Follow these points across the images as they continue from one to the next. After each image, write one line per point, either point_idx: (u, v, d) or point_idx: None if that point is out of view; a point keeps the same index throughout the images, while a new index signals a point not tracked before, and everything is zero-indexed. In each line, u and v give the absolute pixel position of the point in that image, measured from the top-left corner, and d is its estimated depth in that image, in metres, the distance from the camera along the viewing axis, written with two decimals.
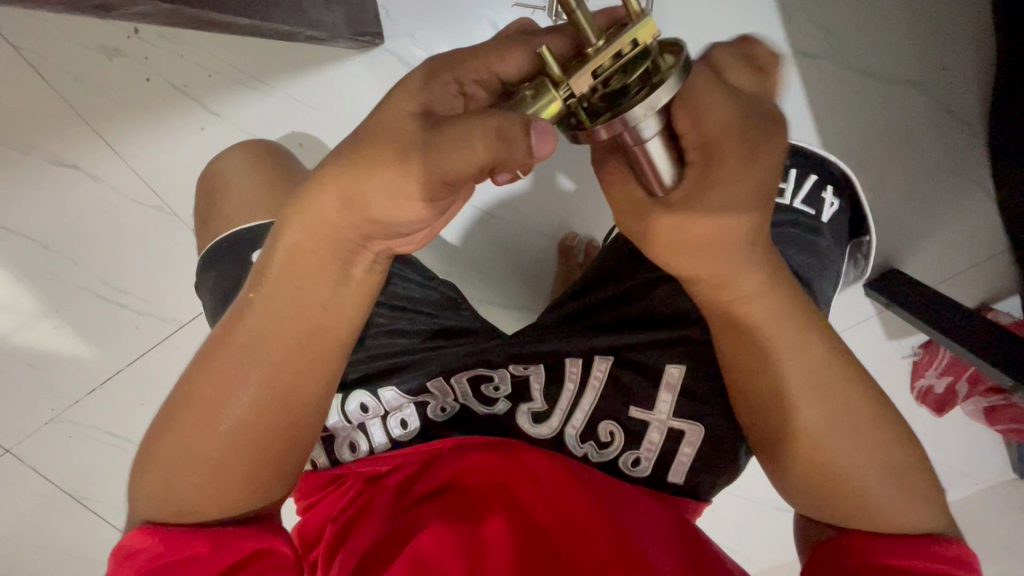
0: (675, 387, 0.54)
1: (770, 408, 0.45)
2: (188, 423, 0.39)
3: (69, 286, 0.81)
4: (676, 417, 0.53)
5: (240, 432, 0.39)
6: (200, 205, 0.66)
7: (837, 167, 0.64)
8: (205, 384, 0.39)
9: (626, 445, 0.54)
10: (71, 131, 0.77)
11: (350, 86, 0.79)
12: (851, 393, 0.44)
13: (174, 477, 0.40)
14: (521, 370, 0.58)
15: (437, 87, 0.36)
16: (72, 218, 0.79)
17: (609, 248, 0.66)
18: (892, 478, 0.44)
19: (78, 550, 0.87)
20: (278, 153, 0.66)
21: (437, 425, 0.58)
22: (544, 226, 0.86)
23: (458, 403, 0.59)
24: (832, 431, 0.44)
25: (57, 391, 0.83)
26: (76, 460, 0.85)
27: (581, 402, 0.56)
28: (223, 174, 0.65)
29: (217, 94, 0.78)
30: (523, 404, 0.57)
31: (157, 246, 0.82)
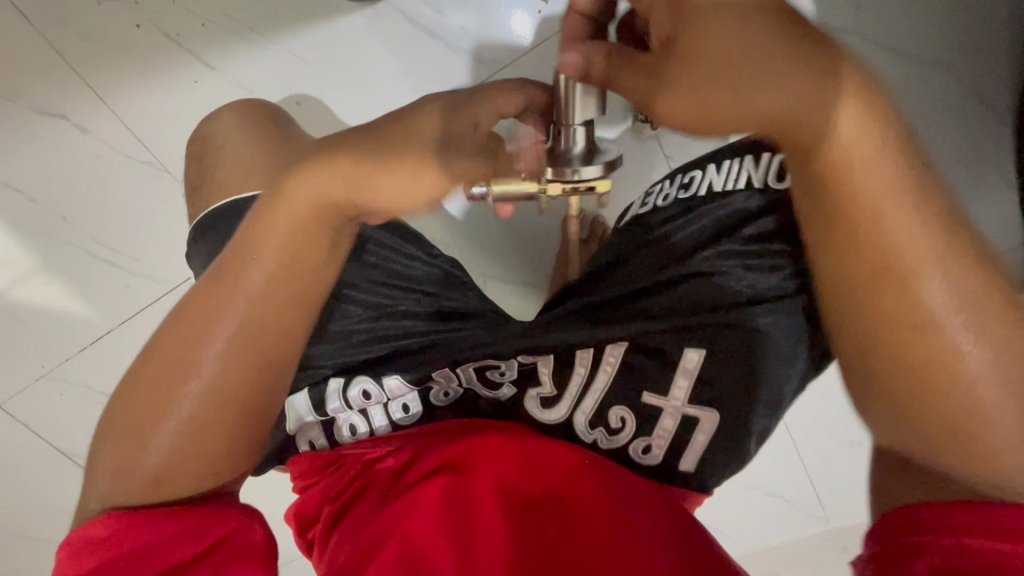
0: (692, 373, 0.51)
1: (899, 336, 0.36)
2: (152, 386, 0.42)
3: (59, 243, 0.79)
4: (690, 404, 0.52)
5: (213, 385, 0.42)
6: (193, 170, 0.64)
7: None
8: (172, 347, 0.42)
9: (637, 433, 0.54)
10: (60, 79, 0.73)
11: (352, 41, 0.74)
12: (972, 309, 0.35)
13: (145, 443, 0.41)
14: (529, 359, 0.55)
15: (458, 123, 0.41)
16: (59, 170, 0.76)
17: (622, 233, 0.63)
18: (1010, 389, 0.35)
19: (67, 504, 0.87)
20: (268, 110, 0.64)
21: (441, 410, 0.58)
22: (547, 201, 0.83)
23: (462, 388, 0.57)
24: (976, 373, 0.35)
25: (47, 347, 0.82)
26: (68, 416, 0.84)
27: (592, 386, 0.54)
28: (218, 138, 0.62)
29: (212, 46, 0.73)
30: (534, 389, 0.56)
31: (148, 204, 0.79)
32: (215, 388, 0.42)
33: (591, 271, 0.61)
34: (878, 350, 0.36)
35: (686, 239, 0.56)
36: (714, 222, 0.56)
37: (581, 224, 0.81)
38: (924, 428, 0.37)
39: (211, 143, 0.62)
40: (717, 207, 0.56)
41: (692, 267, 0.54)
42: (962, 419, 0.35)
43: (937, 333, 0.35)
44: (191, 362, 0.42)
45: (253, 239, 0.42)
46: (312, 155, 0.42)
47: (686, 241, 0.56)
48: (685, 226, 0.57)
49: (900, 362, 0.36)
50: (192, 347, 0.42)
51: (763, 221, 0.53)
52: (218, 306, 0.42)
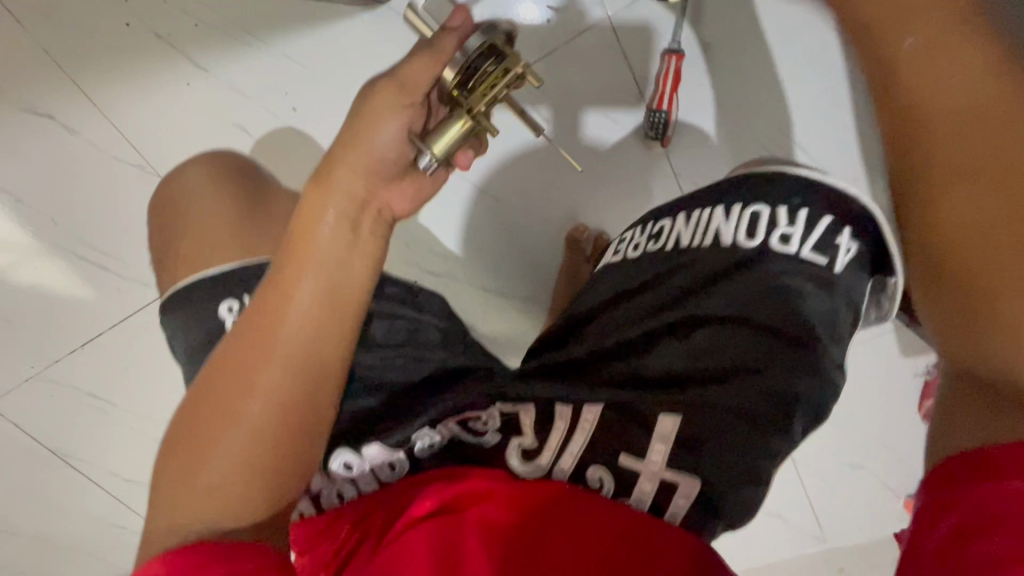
0: (668, 438, 0.49)
1: None
2: (204, 425, 0.40)
3: (47, 246, 0.77)
4: (668, 468, 0.49)
5: (275, 414, 0.40)
6: (155, 236, 0.60)
7: (863, 203, 0.52)
8: (226, 383, 0.40)
9: (615, 493, 0.50)
10: (47, 79, 0.70)
11: (349, 46, 0.71)
12: None
13: (201, 482, 0.39)
14: (510, 407, 0.52)
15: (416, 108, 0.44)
16: (47, 172, 0.74)
17: (596, 280, 0.61)
18: None
19: (57, 506, 0.86)
20: (238, 166, 0.61)
21: (426, 462, 0.53)
22: (549, 216, 0.80)
23: (447, 434, 0.53)
24: None
25: (36, 349, 0.80)
26: (58, 418, 0.82)
27: (571, 444, 0.51)
28: (184, 201, 0.59)
29: (204, 48, 0.71)
30: (515, 440, 0.52)
31: (137, 207, 0.76)
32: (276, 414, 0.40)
33: (568, 320, 0.60)
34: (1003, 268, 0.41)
35: (664, 296, 0.55)
36: (693, 279, 0.54)
37: (585, 242, 0.79)
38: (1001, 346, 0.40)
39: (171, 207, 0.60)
40: (695, 261, 0.54)
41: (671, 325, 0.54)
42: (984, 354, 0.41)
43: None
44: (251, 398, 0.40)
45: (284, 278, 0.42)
46: (322, 165, 0.44)
47: (663, 299, 0.55)
48: (662, 282, 0.55)
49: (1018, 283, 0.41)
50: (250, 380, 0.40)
51: (741, 277, 0.52)
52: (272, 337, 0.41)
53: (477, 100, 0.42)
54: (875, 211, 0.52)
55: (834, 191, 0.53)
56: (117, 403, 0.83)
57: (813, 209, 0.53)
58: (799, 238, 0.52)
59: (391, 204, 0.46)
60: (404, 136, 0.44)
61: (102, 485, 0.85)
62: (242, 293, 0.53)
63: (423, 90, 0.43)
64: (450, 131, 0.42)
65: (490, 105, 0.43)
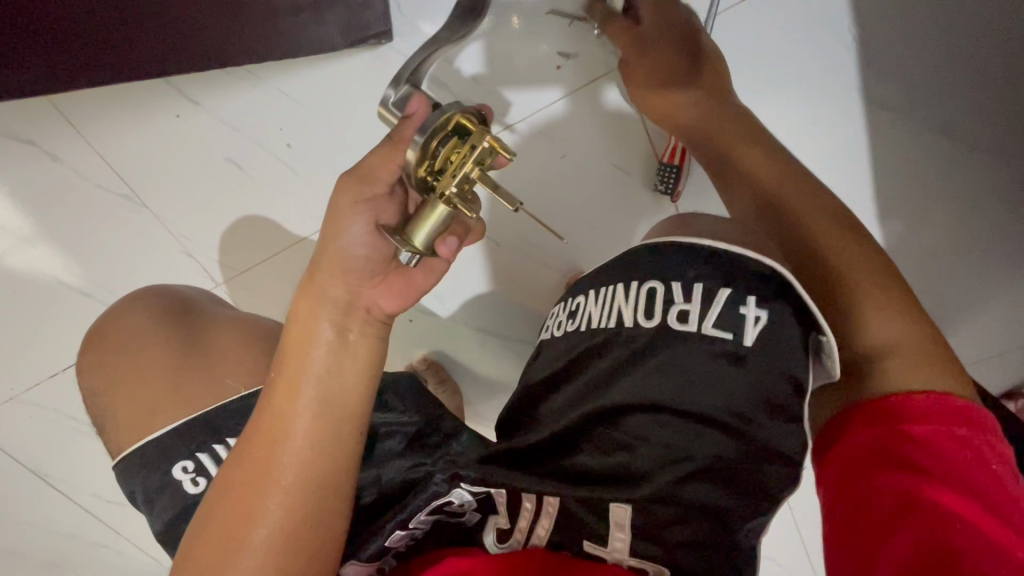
0: (625, 526, 0.42)
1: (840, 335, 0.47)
2: (210, 549, 0.40)
3: (26, 272, 0.73)
4: (634, 556, 0.41)
5: (283, 530, 0.40)
6: (93, 371, 0.57)
7: (753, 261, 0.44)
8: (229, 511, 0.41)
9: None
10: (34, 104, 0.68)
11: (348, 82, 0.68)
12: (863, 263, 0.47)
13: None
14: (477, 487, 0.46)
15: (380, 200, 0.42)
16: (31, 198, 0.71)
17: (535, 354, 0.55)
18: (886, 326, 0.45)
19: (39, 529, 0.83)
20: (189, 304, 0.60)
21: (408, 554, 0.46)
22: (551, 260, 0.77)
23: (426, 522, 0.46)
24: (865, 322, 0.46)
25: (17, 374, 0.77)
26: (41, 441, 0.80)
27: (538, 527, 0.44)
28: (128, 338, 0.56)
29: (197, 78, 0.67)
30: (492, 517, 0.46)
31: (121, 237, 0.72)
32: (283, 533, 0.41)
33: (509, 407, 0.54)
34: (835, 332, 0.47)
35: (583, 382, 0.48)
36: (609, 361, 0.47)
37: None
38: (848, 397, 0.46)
39: (115, 340, 0.57)
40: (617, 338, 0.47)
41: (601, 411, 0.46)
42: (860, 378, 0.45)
43: (876, 317, 0.45)
44: (255, 520, 0.40)
45: (279, 390, 0.43)
46: (312, 263, 0.44)
47: (583, 383, 0.48)
48: (577, 365, 0.49)
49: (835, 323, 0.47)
50: (254, 505, 0.41)
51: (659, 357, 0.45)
52: (272, 453, 0.42)
53: (448, 182, 0.39)
54: (776, 268, 0.43)
55: (735, 256, 0.45)
56: None
57: (730, 277, 0.44)
58: (694, 315, 0.44)
59: (376, 302, 0.44)
60: (371, 229, 0.42)
61: (86, 508, 0.82)
62: (194, 452, 0.52)
63: (388, 181, 0.42)
64: (430, 219, 0.40)
65: (464, 185, 0.39)
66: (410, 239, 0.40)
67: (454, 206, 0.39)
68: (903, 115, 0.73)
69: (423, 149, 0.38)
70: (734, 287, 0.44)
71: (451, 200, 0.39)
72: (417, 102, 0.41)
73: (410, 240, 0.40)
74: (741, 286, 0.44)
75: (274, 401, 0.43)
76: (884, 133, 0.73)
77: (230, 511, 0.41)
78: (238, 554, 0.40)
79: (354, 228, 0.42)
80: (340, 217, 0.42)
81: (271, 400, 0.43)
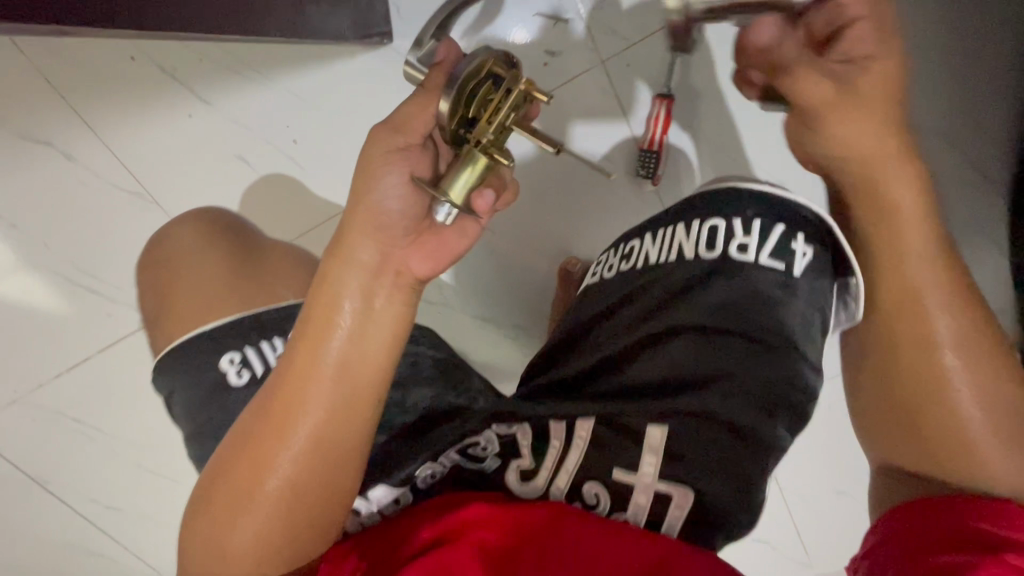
0: (657, 450, 0.46)
1: (932, 404, 0.47)
2: (226, 493, 0.44)
3: (40, 270, 0.76)
4: (661, 479, 0.45)
5: (293, 485, 0.44)
6: (149, 289, 0.62)
7: (801, 206, 0.49)
8: (244, 464, 0.44)
9: (612, 508, 0.46)
10: (49, 107, 0.71)
11: (350, 83, 0.73)
12: (966, 343, 0.47)
13: (227, 546, 0.44)
14: (505, 429, 0.50)
15: (414, 153, 0.45)
16: (46, 199, 0.74)
17: (583, 295, 0.58)
18: (978, 408, 0.46)
19: (34, 537, 0.83)
20: (234, 226, 0.66)
21: (428, 492, 0.50)
22: (543, 247, 0.82)
23: (447, 463, 0.50)
24: (964, 401, 0.47)
25: (24, 374, 0.79)
26: (43, 444, 0.81)
27: (565, 462, 0.48)
28: (178, 256, 0.62)
29: (208, 80, 0.72)
30: (514, 461, 0.49)
31: (133, 234, 0.76)
32: (293, 486, 0.44)
33: (554, 344, 0.57)
34: (925, 403, 0.47)
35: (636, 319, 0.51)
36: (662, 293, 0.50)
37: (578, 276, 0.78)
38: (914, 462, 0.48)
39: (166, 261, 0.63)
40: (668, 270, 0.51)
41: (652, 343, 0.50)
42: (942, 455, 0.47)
43: (968, 395, 0.47)
44: (268, 474, 0.44)
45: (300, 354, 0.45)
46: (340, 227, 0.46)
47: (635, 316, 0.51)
48: (629, 299, 0.52)
49: (923, 392, 0.48)
50: (268, 459, 0.44)
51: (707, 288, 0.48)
52: (288, 414, 0.45)
53: (483, 129, 0.43)
54: (823, 216, 0.49)
55: (780, 197, 0.50)
56: (103, 428, 0.82)
57: (768, 216, 0.49)
58: (749, 246, 0.48)
59: (407, 261, 0.46)
60: (409, 182, 0.45)
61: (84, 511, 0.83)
62: (245, 345, 0.56)
63: (421, 133, 0.45)
64: (463, 169, 0.43)
65: (498, 133, 0.44)
66: (448, 185, 0.43)
67: (488, 152, 0.43)
68: None
69: (461, 97, 0.42)
70: (783, 225, 0.49)
71: (486, 146, 0.43)
72: (446, 53, 0.45)
73: (447, 186, 0.43)
74: (783, 223, 0.49)
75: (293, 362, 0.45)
76: None
77: (254, 466, 0.44)
78: (249, 505, 0.44)
79: (397, 177, 0.44)
80: (369, 178, 0.45)
81: (292, 360, 0.46)
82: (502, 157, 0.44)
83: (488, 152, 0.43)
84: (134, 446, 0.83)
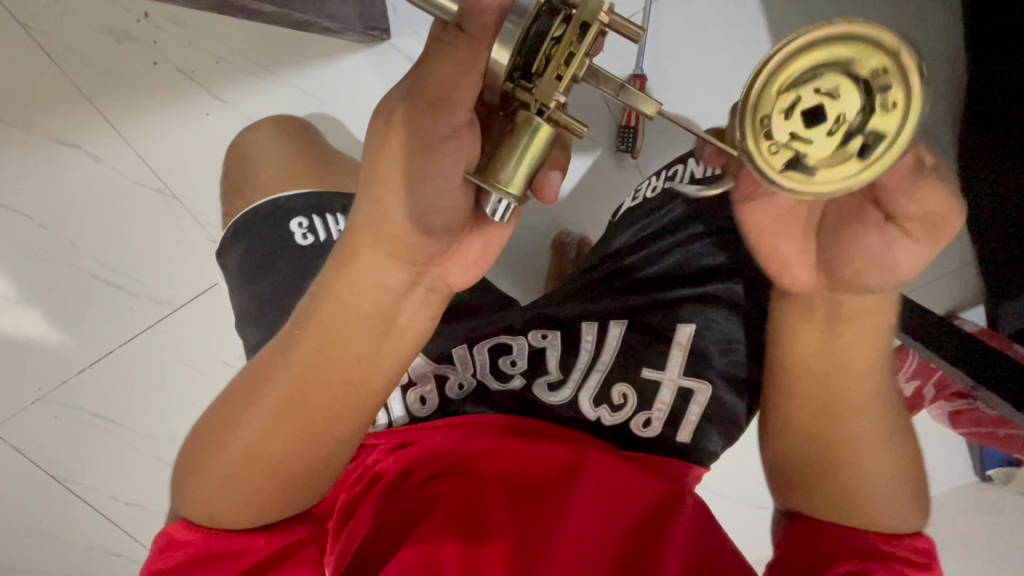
0: (685, 346, 0.59)
1: (830, 438, 0.51)
2: (219, 451, 0.43)
3: (66, 266, 0.82)
4: (683, 375, 0.58)
5: (289, 457, 0.43)
6: (231, 170, 0.72)
7: None
8: (237, 430, 0.42)
9: (637, 407, 0.58)
10: (76, 112, 0.77)
11: (354, 80, 0.81)
12: (875, 403, 0.50)
13: (218, 500, 0.43)
14: (540, 341, 0.60)
15: (450, 144, 0.36)
16: (72, 198, 0.80)
17: (616, 222, 0.72)
18: (874, 478, 0.50)
19: (58, 531, 0.87)
20: (303, 128, 0.75)
21: (456, 402, 0.57)
22: (536, 224, 0.88)
23: (476, 378, 0.58)
24: (863, 442, 0.50)
25: (49, 370, 0.83)
26: (65, 441, 0.85)
27: (596, 364, 0.59)
28: (256, 148, 0.72)
29: (225, 81, 0.79)
30: (542, 377, 0.58)
31: (155, 229, 0.82)
32: (289, 457, 0.43)
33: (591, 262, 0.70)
34: (821, 440, 0.51)
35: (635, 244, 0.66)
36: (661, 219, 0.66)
37: (570, 246, 0.87)
38: (812, 497, 0.52)
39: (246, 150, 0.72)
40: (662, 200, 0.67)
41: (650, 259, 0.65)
42: (834, 485, 0.51)
43: (864, 434, 0.50)
44: (265, 443, 0.42)
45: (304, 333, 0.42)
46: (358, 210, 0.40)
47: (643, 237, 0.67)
48: (641, 224, 0.68)
49: (824, 428, 0.51)
50: (264, 430, 0.42)
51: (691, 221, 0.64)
52: (287, 387, 0.42)
53: (553, 80, 0.32)
54: None
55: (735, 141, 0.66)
56: (123, 423, 0.86)
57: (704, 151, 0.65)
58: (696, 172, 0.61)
59: (441, 277, 0.44)
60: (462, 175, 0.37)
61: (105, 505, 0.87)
62: (311, 213, 0.64)
63: (468, 107, 0.35)
64: (525, 151, 0.34)
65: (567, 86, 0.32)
66: (508, 179, 0.35)
67: (555, 116, 0.34)
68: None
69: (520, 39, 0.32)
70: None
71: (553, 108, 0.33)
72: None
73: (505, 179, 0.35)
74: None
75: (303, 335, 0.42)
76: None
77: (237, 432, 0.42)
78: (243, 470, 0.42)
79: (440, 173, 0.37)
80: (407, 165, 0.37)
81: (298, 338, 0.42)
82: (572, 127, 0.34)
83: (557, 118, 0.34)
84: (152, 438, 0.87)
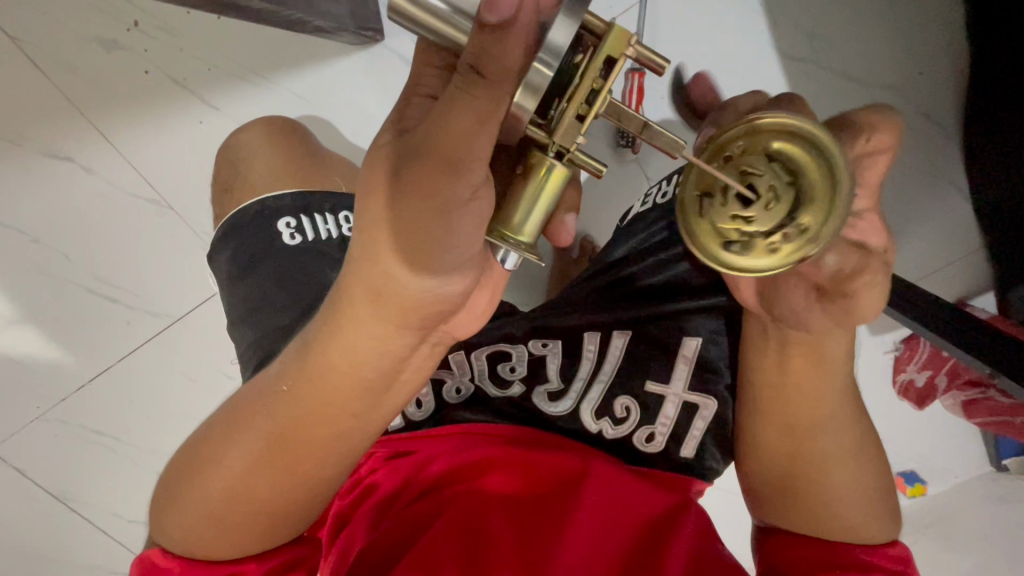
0: (691, 360, 0.56)
1: (805, 462, 0.49)
2: (202, 487, 0.40)
3: (61, 282, 0.80)
4: (689, 390, 0.55)
5: (277, 494, 0.40)
6: (222, 175, 0.71)
7: None
8: (222, 472, 0.40)
9: (640, 420, 0.56)
10: (68, 124, 0.76)
11: (348, 82, 0.80)
12: (852, 434, 0.49)
13: (200, 534, 0.41)
14: (539, 348, 0.59)
15: (472, 207, 0.34)
16: (66, 212, 0.79)
17: (625, 228, 0.70)
18: (851, 505, 0.49)
19: (59, 552, 0.85)
20: (294, 129, 0.72)
21: (450, 407, 0.57)
22: None
23: (473, 384, 0.58)
24: (836, 467, 0.49)
25: (46, 388, 0.82)
26: (65, 459, 0.83)
27: (599, 375, 0.57)
28: (244, 150, 0.70)
29: (218, 88, 0.78)
30: (542, 386, 0.57)
31: (151, 241, 0.81)
32: (277, 498, 0.40)
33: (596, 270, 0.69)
34: (792, 460, 0.50)
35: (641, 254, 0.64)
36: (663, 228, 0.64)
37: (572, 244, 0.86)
38: (788, 519, 0.51)
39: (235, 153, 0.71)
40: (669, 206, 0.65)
41: (653, 271, 0.63)
42: (814, 506, 0.49)
43: (839, 459, 0.49)
44: (251, 485, 0.39)
45: (295, 382, 0.38)
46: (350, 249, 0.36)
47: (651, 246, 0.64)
48: (649, 231, 0.66)
49: (798, 452, 0.49)
50: (250, 472, 0.39)
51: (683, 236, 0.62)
52: (273, 430, 0.39)
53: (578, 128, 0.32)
54: None
55: None
56: (123, 438, 0.84)
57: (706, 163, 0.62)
58: None
59: (451, 329, 0.42)
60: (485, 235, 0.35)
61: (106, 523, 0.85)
62: (300, 214, 0.64)
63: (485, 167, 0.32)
64: (542, 203, 0.35)
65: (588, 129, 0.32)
66: (528, 231, 0.36)
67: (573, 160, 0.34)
68: (819, 68, 0.85)
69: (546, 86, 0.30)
70: None
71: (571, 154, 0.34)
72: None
73: (524, 231, 0.36)
74: None
75: (297, 376, 0.39)
76: (804, 83, 0.85)
77: (216, 470, 0.39)
78: (228, 510, 0.40)
79: (458, 237, 0.34)
80: (419, 227, 0.33)
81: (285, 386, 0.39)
82: (590, 169, 0.35)
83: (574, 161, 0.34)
84: (152, 454, 0.85)
